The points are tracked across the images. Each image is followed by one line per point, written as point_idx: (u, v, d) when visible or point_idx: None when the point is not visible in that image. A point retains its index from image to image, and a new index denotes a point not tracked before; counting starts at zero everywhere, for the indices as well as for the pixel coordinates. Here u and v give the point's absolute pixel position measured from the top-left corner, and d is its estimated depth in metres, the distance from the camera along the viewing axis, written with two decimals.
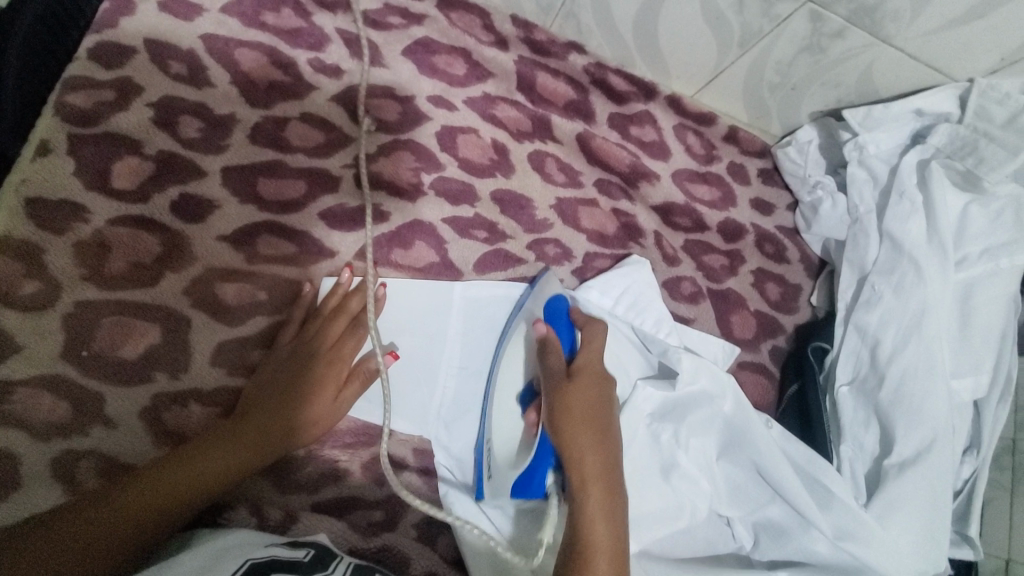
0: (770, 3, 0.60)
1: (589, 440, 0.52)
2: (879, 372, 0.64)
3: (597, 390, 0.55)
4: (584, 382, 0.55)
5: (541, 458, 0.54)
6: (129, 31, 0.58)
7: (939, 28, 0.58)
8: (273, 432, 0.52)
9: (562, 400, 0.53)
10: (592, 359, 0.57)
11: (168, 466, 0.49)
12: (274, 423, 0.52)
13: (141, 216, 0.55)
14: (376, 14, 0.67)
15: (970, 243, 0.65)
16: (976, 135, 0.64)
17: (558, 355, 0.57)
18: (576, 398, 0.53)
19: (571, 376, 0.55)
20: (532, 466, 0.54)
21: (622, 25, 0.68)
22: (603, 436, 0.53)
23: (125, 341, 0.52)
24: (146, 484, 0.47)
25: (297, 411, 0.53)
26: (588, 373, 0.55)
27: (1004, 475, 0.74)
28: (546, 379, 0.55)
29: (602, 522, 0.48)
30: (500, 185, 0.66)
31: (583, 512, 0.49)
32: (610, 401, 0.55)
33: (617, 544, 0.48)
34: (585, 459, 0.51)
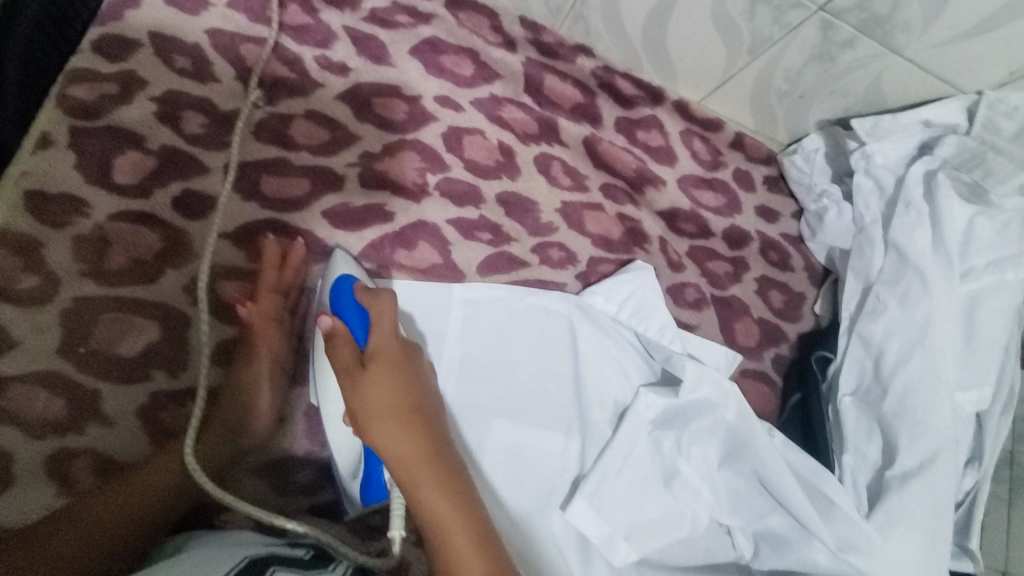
0: (782, 10, 0.59)
1: (397, 427, 0.48)
2: (883, 384, 0.64)
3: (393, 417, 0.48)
4: (378, 368, 0.50)
5: (373, 459, 0.52)
6: (133, 24, 0.57)
7: (951, 39, 0.57)
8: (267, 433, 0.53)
9: (359, 395, 0.49)
10: (375, 386, 0.49)
11: (167, 466, 0.48)
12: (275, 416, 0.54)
13: (142, 211, 0.54)
14: (384, 12, 0.66)
15: (978, 254, 0.65)
16: (984, 146, 0.64)
17: (349, 349, 0.52)
18: (379, 448, 0.48)
19: (365, 363, 0.51)
20: (366, 469, 0.52)
21: (632, 28, 0.68)
22: (416, 414, 0.49)
23: (123, 337, 0.52)
24: (149, 483, 0.47)
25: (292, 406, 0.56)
26: (383, 358, 0.51)
27: (1001, 487, 0.74)
28: (340, 377, 0.51)
29: (441, 500, 0.46)
30: (506, 188, 0.66)
31: (423, 506, 0.46)
32: (422, 414, 0.50)
33: (466, 513, 0.46)
34: (396, 449, 0.48)
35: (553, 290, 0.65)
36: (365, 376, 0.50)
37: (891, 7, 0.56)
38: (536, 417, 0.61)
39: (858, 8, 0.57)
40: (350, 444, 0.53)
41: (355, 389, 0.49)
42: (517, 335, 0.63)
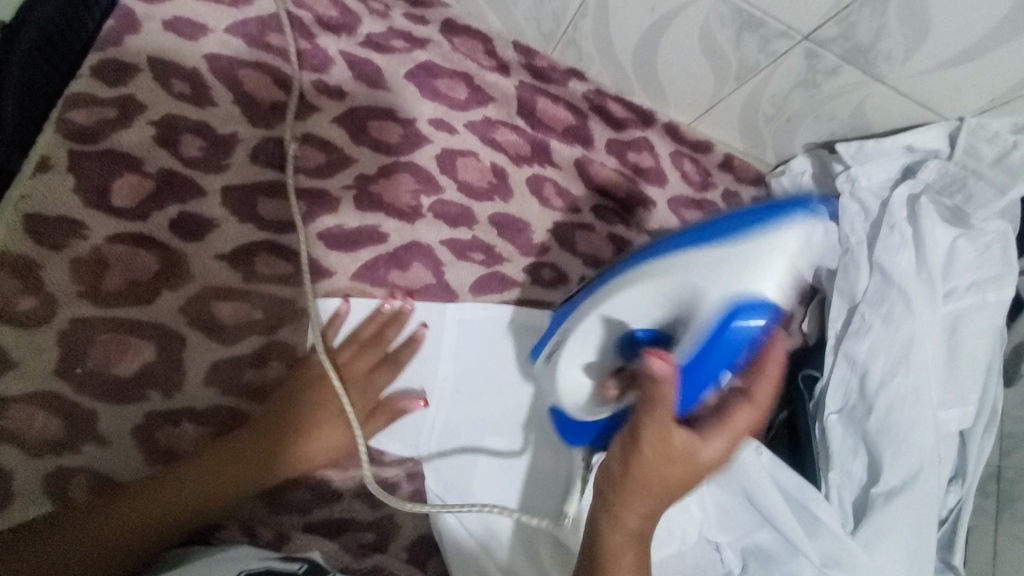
0: (767, 40, 0.60)
1: (660, 420, 0.49)
2: (868, 402, 0.65)
3: (678, 479, 0.51)
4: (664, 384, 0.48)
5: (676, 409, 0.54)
6: (133, 49, 0.58)
7: (932, 69, 0.57)
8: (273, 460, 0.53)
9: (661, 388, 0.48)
10: (667, 400, 0.48)
11: (172, 477, 0.50)
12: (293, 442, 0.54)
13: (139, 233, 0.55)
14: (380, 37, 0.67)
15: (959, 276, 0.66)
16: (965, 172, 0.65)
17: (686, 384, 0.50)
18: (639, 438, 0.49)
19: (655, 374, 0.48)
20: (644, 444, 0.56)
21: (622, 53, 0.68)
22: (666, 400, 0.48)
23: (119, 358, 0.52)
24: (153, 493, 0.48)
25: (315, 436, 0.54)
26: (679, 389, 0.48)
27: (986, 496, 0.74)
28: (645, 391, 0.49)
29: (653, 467, 0.50)
30: (499, 209, 0.67)
31: (647, 473, 0.50)
32: (666, 398, 0.48)
33: (673, 476, 0.50)
34: (661, 434, 0.49)
35: (544, 309, 0.66)
36: (665, 391, 0.48)
37: (873, 37, 0.56)
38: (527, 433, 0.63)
39: (841, 39, 0.57)
40: (579, 385, 0.57)
41: (652, 411, 0.49)
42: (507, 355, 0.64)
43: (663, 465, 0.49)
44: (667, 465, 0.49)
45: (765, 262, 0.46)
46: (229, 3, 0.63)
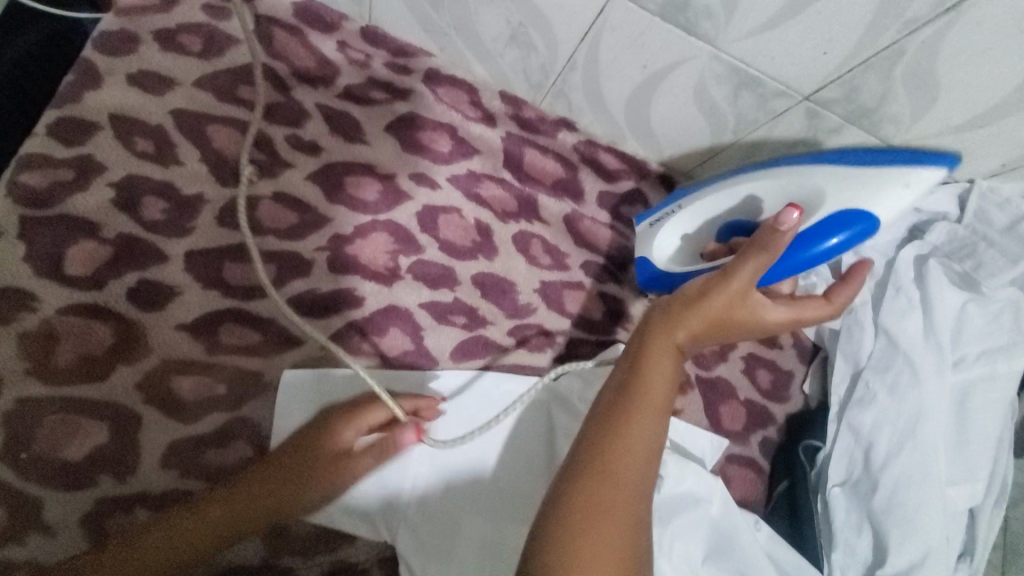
0: (765, 98, 0.56)
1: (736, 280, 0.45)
2: (873, 478, 0.61)
3: (730, 325, 0.47)
4: (754, 264, 0.44)
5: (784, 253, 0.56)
6: (94, 106, 0.55)
7: (940, 132, 0.54)
8: (276, 508, 0.49)
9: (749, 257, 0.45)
10: (740, 269, 0.45)
11: (168, 526, 0.46)
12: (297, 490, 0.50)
13: (93, 304, 0.51)
14: (359, 88, 0.63)
15: (971, 343, 0.63)
16: (974, 237, 0.62)
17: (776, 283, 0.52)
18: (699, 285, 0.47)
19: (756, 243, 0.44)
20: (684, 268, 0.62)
21: (614, 106, 0.65)
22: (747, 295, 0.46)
23: (69, 439, 0.48)
24: (149, 547, 0.46)
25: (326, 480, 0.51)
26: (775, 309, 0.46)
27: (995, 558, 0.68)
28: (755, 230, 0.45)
29: (656, 364, 0.46)
30: (482, 269, 0.63)
31: (678, 312, 0.46)
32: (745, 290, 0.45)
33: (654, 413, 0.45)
34: (714, 290, 0.46)
35: (530, 374, 0.62)
36: (743, 258, 0.45)
37: (878, 101, 0.53)
38: (497, 510, 0.56)
39: (844, 100, 0.53)
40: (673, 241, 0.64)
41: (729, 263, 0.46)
42: (488, 428, 0.59)
43: (714, 317, 0.46)
44: (676, 376, 0.46)
45: (878, 187, 0.54)
46: (199, 55, 0.60)
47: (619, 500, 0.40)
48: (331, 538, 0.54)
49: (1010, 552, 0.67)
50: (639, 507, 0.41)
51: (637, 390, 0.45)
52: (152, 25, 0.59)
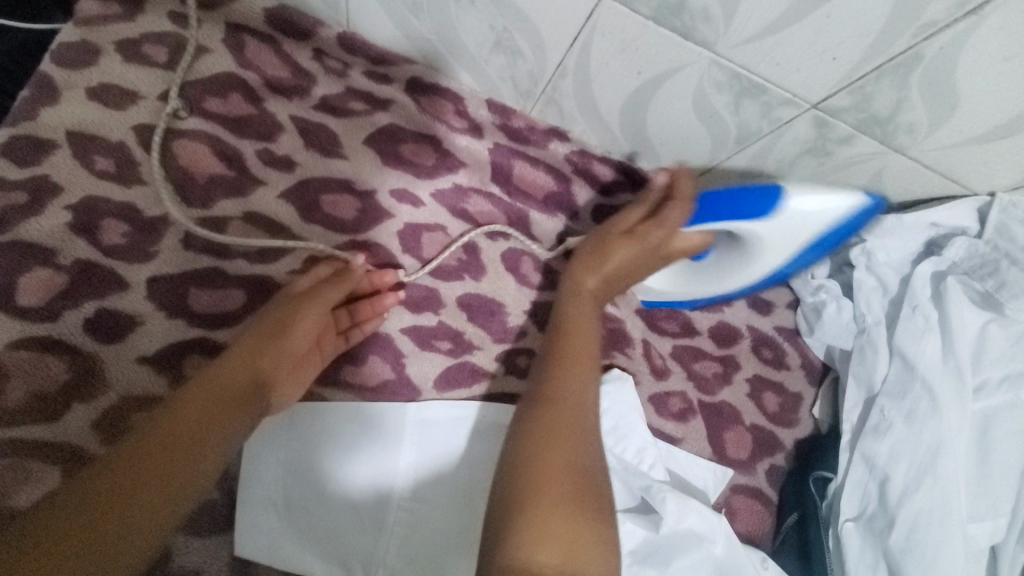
0: (770, 107, 0.52)
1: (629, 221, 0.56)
2: (889, 513, 0.57)
3: (630, 264, 0.55)
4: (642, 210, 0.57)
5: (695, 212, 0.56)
6: (51, 123, 0.52)
7: (958, 143, 0.50)
8: (264, 376, 0.50)
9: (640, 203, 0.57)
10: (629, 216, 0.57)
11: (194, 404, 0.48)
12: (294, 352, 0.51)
13: (47, 337, 0.48)
14: (337, 99, 0.60)
15: (990, 367, 0.58)
16: (997, 254, 0.57)
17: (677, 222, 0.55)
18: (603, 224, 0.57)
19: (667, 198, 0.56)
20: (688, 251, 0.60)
21: (608, 115, 0.61)
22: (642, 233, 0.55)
23: (15, 487, 0.44)
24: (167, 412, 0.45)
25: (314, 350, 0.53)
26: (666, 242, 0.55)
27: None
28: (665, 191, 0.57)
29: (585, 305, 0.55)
30: (469, 290, 0.60)
31: (593, 250, 0.55)
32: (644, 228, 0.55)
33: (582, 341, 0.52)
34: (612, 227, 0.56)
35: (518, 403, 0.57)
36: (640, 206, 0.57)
37: (892, 109, 0.48)
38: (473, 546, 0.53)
39: (856, 108, 0.49)
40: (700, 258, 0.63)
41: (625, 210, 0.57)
42: (478, 463, 0.56)
43: (622, 264, 0.55)
44: (592, 316, 0.54)
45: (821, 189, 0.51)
46: (164, 66, 0.56)
47: (569, 436, 0.46)
48: None
49: None
50: (590, 440, 0.47)
51: (558, 342, 0.52)
52: (115, 35, 0.56)
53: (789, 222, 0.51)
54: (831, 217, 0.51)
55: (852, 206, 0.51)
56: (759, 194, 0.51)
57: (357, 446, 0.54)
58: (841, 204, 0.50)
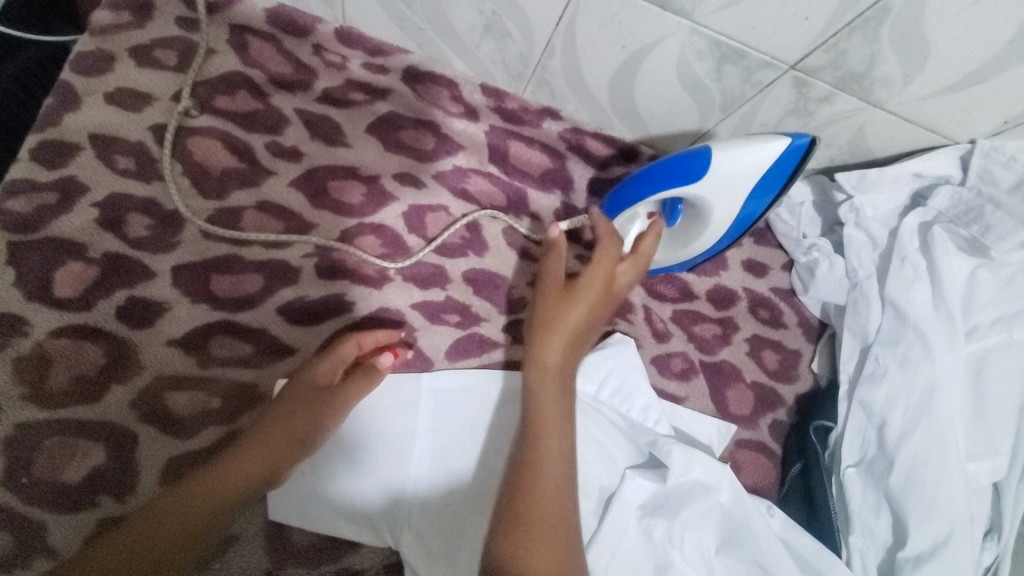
0: (751, 71, 0.55)
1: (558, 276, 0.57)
2: (888, 456, 0.60)
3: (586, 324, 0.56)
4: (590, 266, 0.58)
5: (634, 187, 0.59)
6: (75, 127, 0.55)
7: (933, 93, 0.52)
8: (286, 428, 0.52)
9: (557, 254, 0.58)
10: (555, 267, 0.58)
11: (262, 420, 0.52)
12: (292, 430, 0.52)
13: (84, 325, 0.51)
14: (338, 91, 0.63)
15: (982, 311, 0.60)
16: (981, 200, 0.59)
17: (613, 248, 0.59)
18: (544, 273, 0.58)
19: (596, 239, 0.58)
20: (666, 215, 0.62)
21: (598, 91, 0.63)
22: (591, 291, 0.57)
23: (67, 463, 0.49)
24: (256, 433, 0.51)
25: (320, 417, 0.53)
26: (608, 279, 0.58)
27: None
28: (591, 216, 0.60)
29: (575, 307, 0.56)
30: (473, 265, 0.63)
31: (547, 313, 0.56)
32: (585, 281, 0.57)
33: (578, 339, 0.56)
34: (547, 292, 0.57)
35: None
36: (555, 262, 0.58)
37: (866, 64, 0.51)
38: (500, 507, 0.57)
39: (832, 67, 0.52)
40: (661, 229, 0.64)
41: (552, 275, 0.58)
42: (492, 427, 0.59)
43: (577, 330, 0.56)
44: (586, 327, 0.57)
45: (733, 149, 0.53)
46: (174, 68, 0.59)
47: (548, 477, 0.49)
48: (336, 546, 0.53)
49: None
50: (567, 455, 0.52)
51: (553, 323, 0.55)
52: (128, 41, 0.59)
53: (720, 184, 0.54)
54: (753, 166, 0.53)
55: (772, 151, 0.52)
56: (688, 158, 0.54)
57: (368, 460, 0.56)
58: (760, 152, 0.52)
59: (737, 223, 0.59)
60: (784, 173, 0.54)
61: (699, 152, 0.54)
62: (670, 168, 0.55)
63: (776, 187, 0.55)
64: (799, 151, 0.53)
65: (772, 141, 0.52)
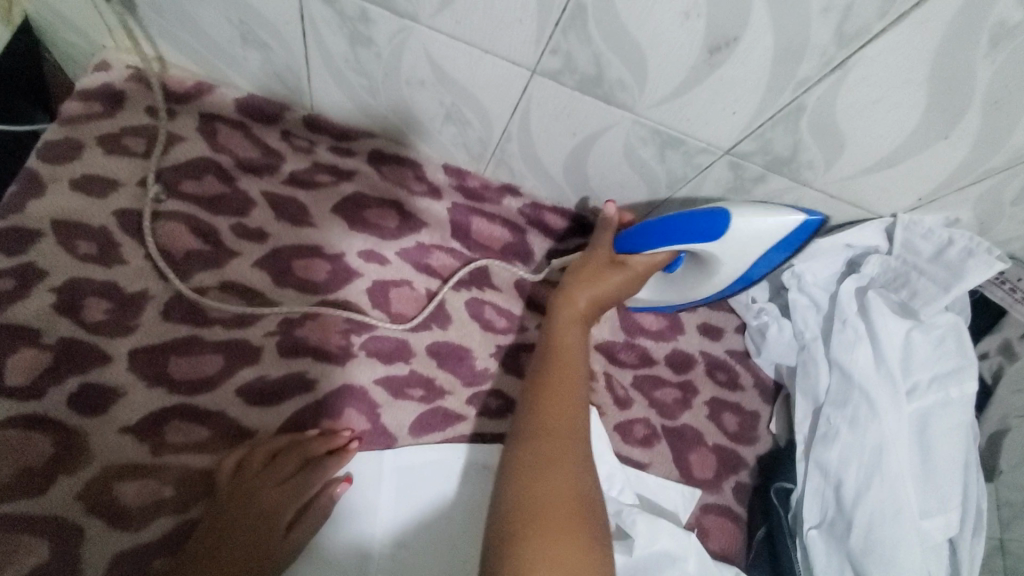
0: (690, 155, 0.59)
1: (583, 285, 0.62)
2: (846, 517, 0.61)
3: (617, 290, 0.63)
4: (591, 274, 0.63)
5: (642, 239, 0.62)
6: (36, 213, 0.56)
7: (855, 174, 0.57)
8: (255, 522, 0.51)
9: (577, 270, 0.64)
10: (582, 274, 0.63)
11: (218, 518, 0.50)
12: (256, 525, 0.51)
13: (33, 414, 0.50)
14: (304, 174, 0.65)
15: (919, 370, 0.63)
16: (906, 267, 0.63)
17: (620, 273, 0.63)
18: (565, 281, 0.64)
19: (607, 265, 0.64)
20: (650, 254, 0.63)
21: (554, 171, 0.67)
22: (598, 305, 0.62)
23: (6, 562, 0.46)
24: (213, 528, 0.50)
25: (285, 509, 0.53)
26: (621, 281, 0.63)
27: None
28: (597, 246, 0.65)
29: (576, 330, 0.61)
30: (436, 338, 0.64)
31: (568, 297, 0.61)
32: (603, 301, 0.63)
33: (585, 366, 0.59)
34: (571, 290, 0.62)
35: (492, 444, 0.61)
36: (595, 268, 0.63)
37: (791, 151, 0.56)
38: None
39: (761, 152, 0.57)
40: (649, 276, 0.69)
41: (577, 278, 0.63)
42: (458, 503, 0.58)
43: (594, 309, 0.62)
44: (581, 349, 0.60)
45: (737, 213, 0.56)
46: (142, 155, 0.61)
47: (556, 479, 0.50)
48: None
49: None
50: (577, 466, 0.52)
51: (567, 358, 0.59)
52: (97, 130, 0.61)
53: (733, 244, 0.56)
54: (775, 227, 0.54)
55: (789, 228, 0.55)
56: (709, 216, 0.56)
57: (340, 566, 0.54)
58: (777, 220, 0.54)
59: (739, 280, 0.62)
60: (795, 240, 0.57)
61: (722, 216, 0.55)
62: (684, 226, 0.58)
63: (794, 247, 0.58)
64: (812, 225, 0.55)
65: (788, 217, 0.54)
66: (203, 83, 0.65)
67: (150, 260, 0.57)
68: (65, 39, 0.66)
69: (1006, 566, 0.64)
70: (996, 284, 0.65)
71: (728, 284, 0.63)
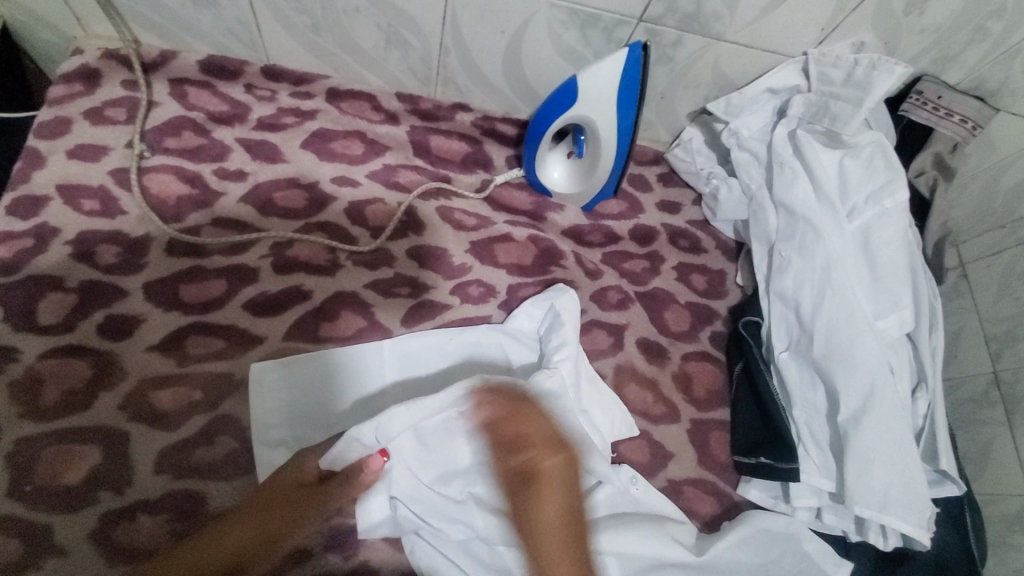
0: (609, 30, 0.65)
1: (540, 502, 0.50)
2: (808, 332, 0.65)
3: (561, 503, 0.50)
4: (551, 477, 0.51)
5: (535, 128, 0.71)
6: (42, 182, 0.63)
7: (757, 16, 0.63)
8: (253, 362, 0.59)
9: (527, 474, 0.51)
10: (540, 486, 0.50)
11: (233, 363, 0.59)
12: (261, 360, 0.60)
13: (70, 344, 0.57)
14: (271, 118, 0.72)
15: (856, 193, 0.67)
16: (825, 97, 0.69)
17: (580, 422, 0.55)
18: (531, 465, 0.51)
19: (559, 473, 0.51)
20: (541, 138, 0.71)
21: (495, 78, 0.73)
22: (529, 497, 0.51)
23: (67, 466, 0.53)
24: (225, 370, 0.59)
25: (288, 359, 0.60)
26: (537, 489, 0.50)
27: (997, 410, 0.76)
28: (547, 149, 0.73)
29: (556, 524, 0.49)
30: (414, 243, 0.70)
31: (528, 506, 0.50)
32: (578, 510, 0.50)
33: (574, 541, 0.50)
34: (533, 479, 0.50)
35: (479, 324, 0.67)
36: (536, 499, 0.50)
37: (695, 4, 0.62)
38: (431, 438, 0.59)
39: (670, 12, 0.63)
40: (570, 167, 0.74)
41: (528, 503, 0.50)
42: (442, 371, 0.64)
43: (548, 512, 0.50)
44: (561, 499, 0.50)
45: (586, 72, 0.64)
46: (124, 122, 0.68)
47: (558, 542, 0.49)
48: None
49: (1008, 401, 0.74)
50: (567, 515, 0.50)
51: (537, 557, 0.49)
52: (81, 107, 0.68)
53: (593, 95, 0.64)
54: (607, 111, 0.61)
55: (618, 67, 0.62)
56: (564, 87, 0.66)
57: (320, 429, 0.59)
58: (608, 64, 0.62)
59: (622, 142, 0.67)
60: (635, 82, 0.63)
61: (568, 81, 0.65)
62: (554, 102, 0.67)
63: (636, 93, 0.63)
64: (639, 60, 0.62)
65: (613, 58, 0.62)
66: (166, 51, 0.72)
67: (147, 206, 0.64)
68: (39, 37, 0.73)
69: (1002, 394, 0.75)
70: (919, 105, 0.70)
71: (616, 147, 0.67)
